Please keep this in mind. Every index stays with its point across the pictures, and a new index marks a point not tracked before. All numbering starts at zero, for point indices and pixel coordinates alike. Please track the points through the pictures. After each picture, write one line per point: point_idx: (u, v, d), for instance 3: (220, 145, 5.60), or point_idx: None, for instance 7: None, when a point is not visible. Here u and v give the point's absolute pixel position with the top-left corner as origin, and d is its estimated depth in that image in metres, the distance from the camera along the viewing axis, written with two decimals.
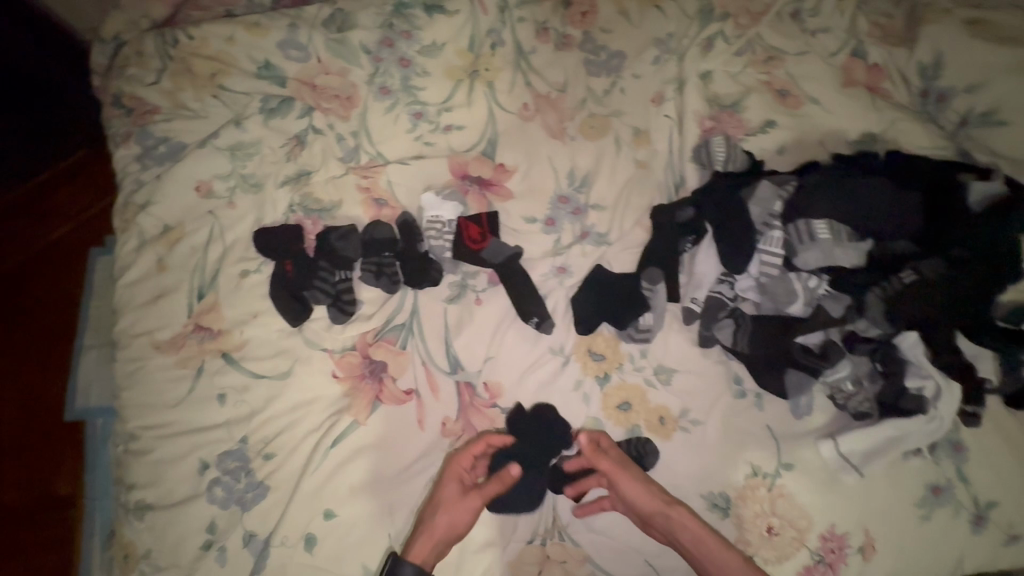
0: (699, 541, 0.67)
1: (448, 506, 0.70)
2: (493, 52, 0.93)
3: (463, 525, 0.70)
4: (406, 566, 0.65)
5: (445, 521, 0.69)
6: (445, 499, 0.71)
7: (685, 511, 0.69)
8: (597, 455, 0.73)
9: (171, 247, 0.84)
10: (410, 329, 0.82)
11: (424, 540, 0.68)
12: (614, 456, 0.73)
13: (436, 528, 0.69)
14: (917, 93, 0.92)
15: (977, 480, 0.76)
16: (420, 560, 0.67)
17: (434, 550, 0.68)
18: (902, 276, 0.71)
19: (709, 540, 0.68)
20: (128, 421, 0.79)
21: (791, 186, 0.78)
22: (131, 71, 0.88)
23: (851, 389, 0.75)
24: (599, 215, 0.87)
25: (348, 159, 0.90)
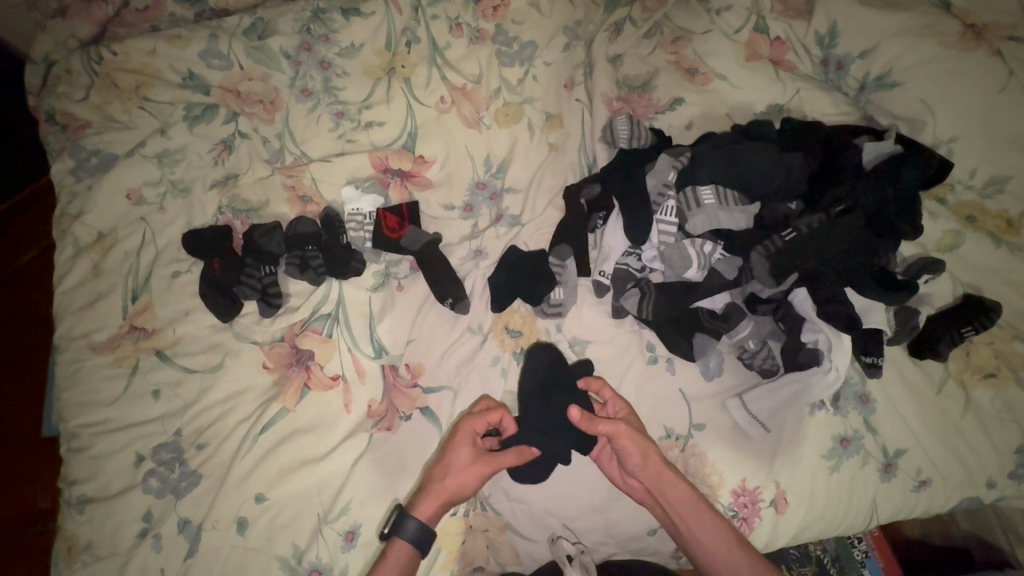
0: (683, 499, 0.69)
1: (458, 473, 0.71)
2: (408, 50, 0.96)
3: (469, 486, 0.71)
4: (410, 522, 0.68)
5: (455, 484, 0.70)
6: (455, 462, 0.71)
7: (676, 474, 0.70)
8: (598, 422, 0.69)
9: (105, 253, 0.89)
10: (336, 318, 0.85)
11: (430, 500, 0.70)
12: (617, 421, 0.69)
13: (444, 488, 0.70)
14: (819, 63, 0.95)
15: (884, 430, 0.78)
16: (425, 518, 0.69)
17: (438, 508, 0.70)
18: (783, 234, 0.75)
19: (694, 502, 0.69)
20: (69, 420, 0.83)
21: (685, 157, 0.81)
22: (60, 88, 0.93)
23: (754, 347, 0.78)
24: (513, 198, 0.91)
25: (274, 160, 0.94)
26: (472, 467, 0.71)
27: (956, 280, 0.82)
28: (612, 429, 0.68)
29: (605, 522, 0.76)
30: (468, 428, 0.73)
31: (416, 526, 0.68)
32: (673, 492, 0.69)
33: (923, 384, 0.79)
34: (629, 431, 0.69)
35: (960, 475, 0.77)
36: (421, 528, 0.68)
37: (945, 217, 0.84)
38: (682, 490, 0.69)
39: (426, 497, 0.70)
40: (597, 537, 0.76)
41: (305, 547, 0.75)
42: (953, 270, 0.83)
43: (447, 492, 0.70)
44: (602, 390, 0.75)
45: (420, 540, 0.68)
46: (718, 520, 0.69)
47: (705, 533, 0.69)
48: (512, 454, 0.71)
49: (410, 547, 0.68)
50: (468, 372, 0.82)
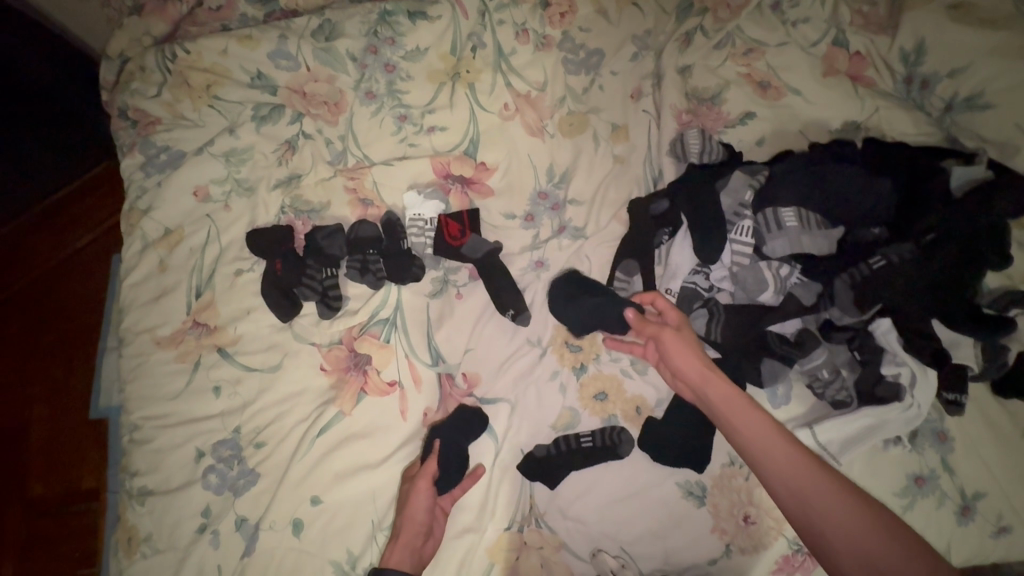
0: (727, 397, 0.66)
1: (413, 505, 0.71)
2: (474, 55, 0.95)
3: (418, 518, 0.71)
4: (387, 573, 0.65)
5: (408, 516, 0.71)
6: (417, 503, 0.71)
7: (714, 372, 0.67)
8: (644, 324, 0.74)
9: (171, 248, 0.90)
10: (394, 323, 0.84)
11: (399, 547, 0.69)
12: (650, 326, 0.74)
13: (402, 529, 0.70)
14: (900, 80, 0.91)
15: (962, 470, 0.74)
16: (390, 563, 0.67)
17: (411, 554, 0.69)
18: (870, 262, 0.71)
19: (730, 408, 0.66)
20: (132, 412, 0.84)
21: (762, 175, 0.79)
22: (134, 85, 0.94)
23: (828, 377, 0.74)
24: (576, 209, 0.89)
25: (336, 161, 0.94)
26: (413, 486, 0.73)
27: None
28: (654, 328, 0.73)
29: (664, 550, 0.73)
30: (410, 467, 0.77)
31: (388, 569, 0.65)
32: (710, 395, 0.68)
33: (1007, 426, 0.75)
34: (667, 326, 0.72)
35: None
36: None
37: None
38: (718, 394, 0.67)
39: (394, 544, 0.69)
40: (655, 564, 0.73)
41: (358, 553, 0.75)
42: None
43: (411, 531, 0.70)
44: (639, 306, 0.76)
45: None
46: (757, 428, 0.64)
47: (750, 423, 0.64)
48: (432, 460, 0.73)
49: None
50: (526, 383, 0.81)
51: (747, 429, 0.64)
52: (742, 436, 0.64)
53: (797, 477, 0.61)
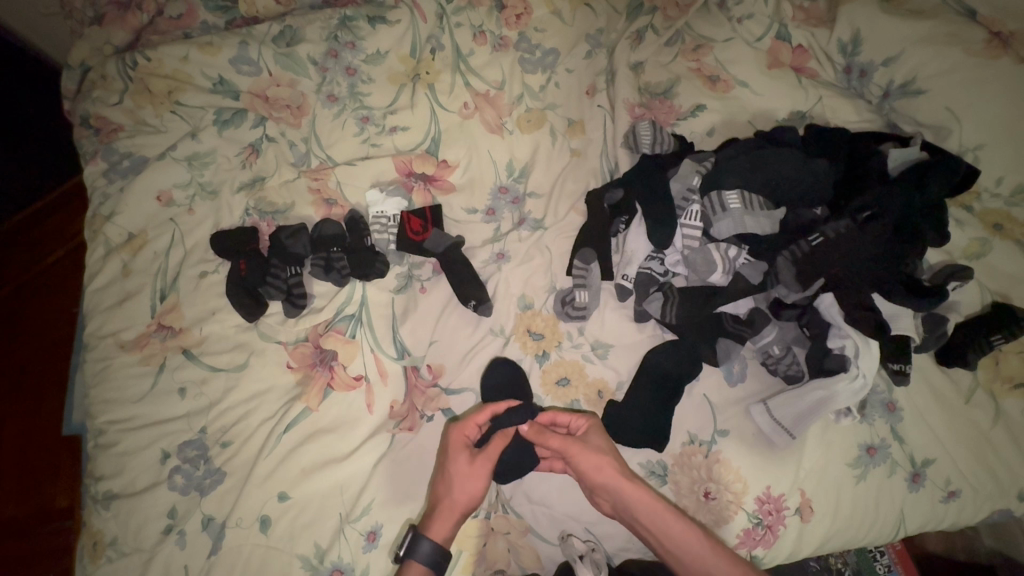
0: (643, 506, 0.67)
1: (473, 483, 0.71)
2: (433, 56, 0.97)
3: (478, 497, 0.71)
4: (424, 543, 0.67)
5: (466, 495, 0.70)
6: (456, 473, 0.71)
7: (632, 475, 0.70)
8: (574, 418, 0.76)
9: (135, 253, 0.90)
10: (359, 319, 0.85)
11: (443, 521, 0.69)
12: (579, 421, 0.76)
13: (457, 506, 0.70)
14: (840, 70, 0.96)
15: (911, 439, 0.77)
16: (441, 539, 0.68)
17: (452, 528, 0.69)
18: (810, 239, 0.75)
19: (655, 509, 0.67)
20: (96, 416, 0.84)
21: (709, 163, 0.82)
22: (96, 93, 0.95)
23: (780, 352, 0.78)
24: (536, 202, 0.92)
25: (300, 163, 0.96)
26: (475, 467, 0.71)
27: (983, 288, 0.81)
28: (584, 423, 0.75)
29: (627, 528, 0.75)
30: (464, 433, 0.73)
31: (423, 540, 0.67)
32: (632, 500, 0.67)
33: (951, 393, 0.78)
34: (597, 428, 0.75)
35: (991, 486, 0.75)
36: (435, 549, 0.67)
37: (971, 225, 0.83)
38: (641, 492, 0.68)
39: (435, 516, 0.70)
40: (619, 543, 0.75)
41: (326, 547, 0.75)
42: (979, 277, 0.82)
43: (459, 506, 0.70)
44: (557, 416, 0.76)
45: (438, 560, 0.67)
46: (689, 524, 0.66)
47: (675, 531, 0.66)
48: (495, 445, 0.73)
49: (428, 568, 0.67)
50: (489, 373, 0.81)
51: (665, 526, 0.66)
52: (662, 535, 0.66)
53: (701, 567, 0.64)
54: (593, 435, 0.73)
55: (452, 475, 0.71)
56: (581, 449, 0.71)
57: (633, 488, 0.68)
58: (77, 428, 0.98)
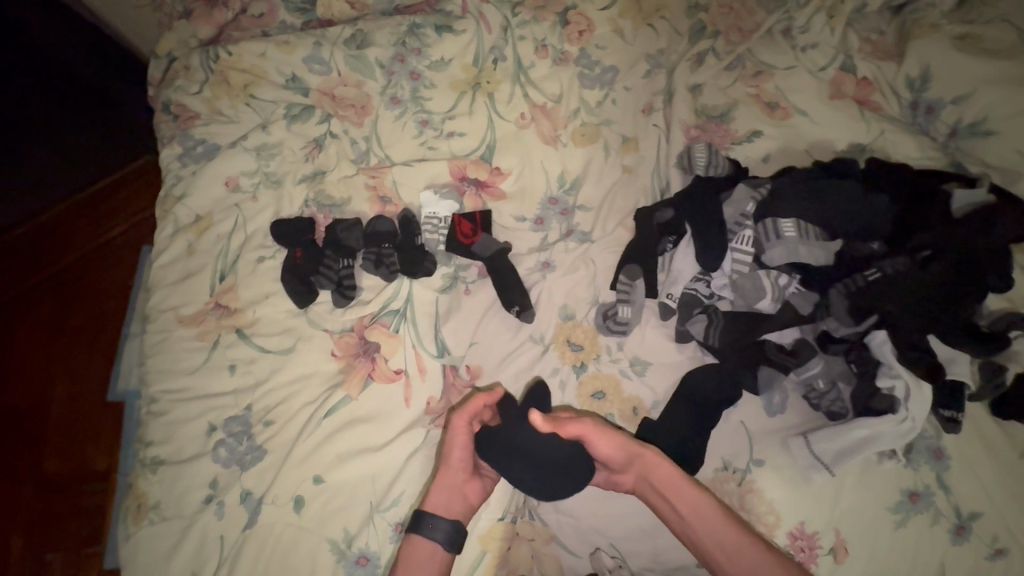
0: (669, 485, 0.68)
1: (461, 447, 0.73)
2: (495, 67, 1.00)
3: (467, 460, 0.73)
4: (424, 515, 0.69)
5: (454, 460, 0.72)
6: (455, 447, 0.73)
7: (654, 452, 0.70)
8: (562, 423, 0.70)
9: (200, 233, 0.96)
10: (403, 314, 0.88)
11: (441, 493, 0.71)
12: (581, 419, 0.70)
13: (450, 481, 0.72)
14: (906, 106, 0.94)
15: (957, 489, 0.74)
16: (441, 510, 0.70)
17: (452, 502, 0.71)
18: (866, 273, 0.74)
19: (672, 476, 0.68)
20: (151, 384, 0.89)
21: (765, 189, 0.82)
22: (178, 82, 1.02)
23: (824, 387, 0.76)
24: (584, 215, 0.93)
25: (359, 160, 0.99)
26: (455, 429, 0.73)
27: None
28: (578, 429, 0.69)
29: (652, 548, 0.74)
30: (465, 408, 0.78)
31: (424, 514, 0.69)
32: (660, 478, 0.68)
33: (1005, 447, 0.75)
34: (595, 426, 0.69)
35: None
36: (444, 526, 0.68)
37: None
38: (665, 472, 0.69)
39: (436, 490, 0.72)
40: (643, 562, 0.74)
41: (355, 533, 0.77)
42: None
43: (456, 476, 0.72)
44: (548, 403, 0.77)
45: (441, 536, 0.68)
46: (699, 493, 0.66)
47: (691, 516, 0.65)
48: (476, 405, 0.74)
49: (437, 544, 0.68)
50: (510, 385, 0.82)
51: (685, 515, 0.66)
52: (686, 527, 0.66)
53: (717, 538, 0.64)
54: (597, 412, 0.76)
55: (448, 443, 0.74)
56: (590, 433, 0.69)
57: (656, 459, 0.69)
58: (120, 396, 1.10)
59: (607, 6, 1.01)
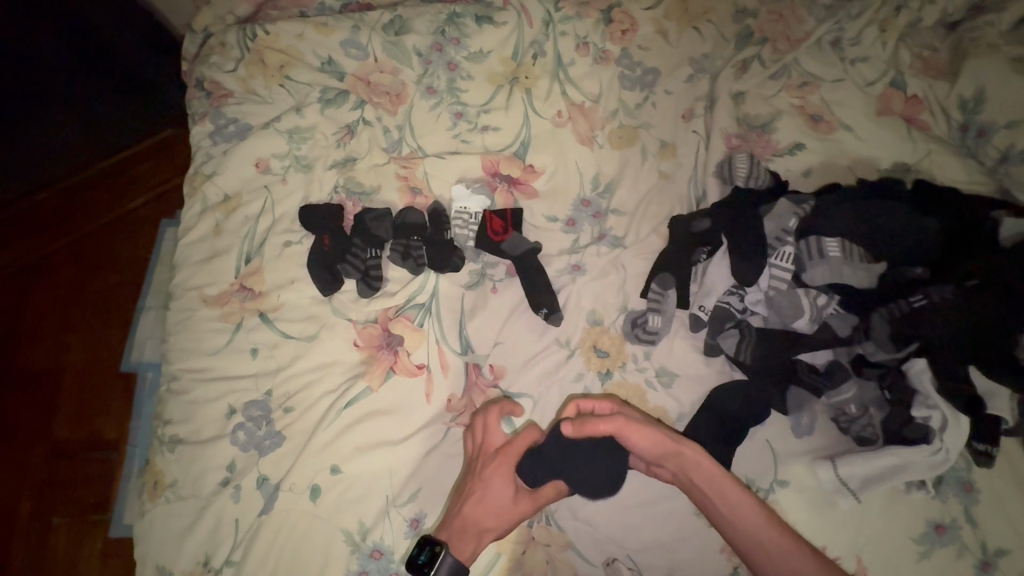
0: (708, 478, 0.68)
1: (506, 517, 0.71)
2: (534, 62, 0.98)
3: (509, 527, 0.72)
4: (447, 557, 0.66)
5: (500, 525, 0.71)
6: (498, 507, 0.71)
7: (696, 446, 0.70)
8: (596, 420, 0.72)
9: (228, 214, 0.95)
10: (429, 309, 0.87)
11: (469, 540, 0.69)
12: (616, 415, 0.72)
13: (484, 530, 0.70)
14: (956, 127, 0.92)
15: (987, 524, 0.72)
16: (465, 557, 0.68)
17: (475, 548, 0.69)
18: (911, 299, 0.72)
19: (711, 472, 0.68)
20: (173, 362, 0.89)
21: (808, 206, 0.81)
22: (213, 58, 1.01)
23: (856, 412, 0.75)
24: (617, 219, 0.92)
25: (391, 149, 0.98)
26: (518, 501, 0.72)
27: None
28: (612, 425, 0.71)
29: (669, 561, 0.73)
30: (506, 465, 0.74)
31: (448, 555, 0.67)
32: (697, 473, 0.69)
33: None
34: (630, 421, 0.71)
35: None
36: (455, 564, 0.67)
37: None
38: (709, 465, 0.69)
39: (462, 534, 0.70)
40: None
41: (370, 526, 0.76)
42: None
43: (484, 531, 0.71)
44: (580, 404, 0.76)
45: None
46: (745, 492, 0.67)
47: (732, 513, 0.66)
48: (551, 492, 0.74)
49: None
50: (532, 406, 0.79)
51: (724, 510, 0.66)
52: (723, 519, 0.66)
53: (756, 544, 0.64)
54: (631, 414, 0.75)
55: (491, 502, 0.72)
56: (627, 426, 0.71)
57: (695, 453, 0.69)
58: (138, 365, 1.13)
59: (652, 6, 0.99)
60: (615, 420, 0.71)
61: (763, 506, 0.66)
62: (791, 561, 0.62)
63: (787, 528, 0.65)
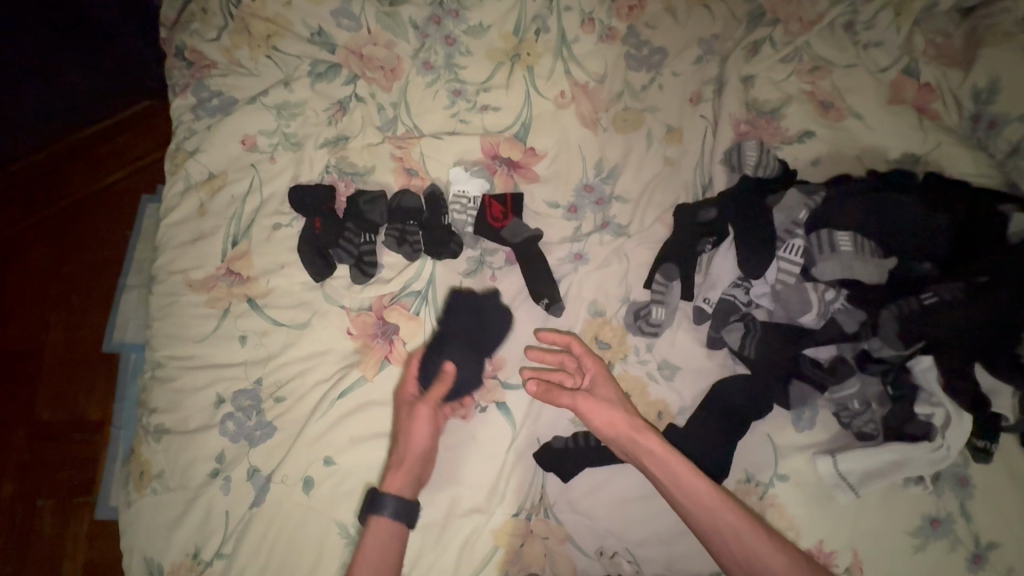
0: (660, 461, 0.66)
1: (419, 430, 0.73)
2: (536, 38, 0.94)
3: (424, 436, 0.73)
4: (385, 498, 0.67)
5: (415, 442, 0.72)
6: (404, 425, 0.74)
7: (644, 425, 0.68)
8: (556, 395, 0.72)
9: (213, 194, 0.90)
10: (425, 296, 0.84)
11: (397, 472, 0.71)
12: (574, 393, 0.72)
13: (406, 455, 0.72)
14: (967, 118, 0.90)
15: (980, 518, 0.72)
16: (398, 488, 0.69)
17: (408, 477, 0.70)
18: (922, 297, 0.71)
19: (664, 459, 0.65)
20: (157, 349, 0.85)
21: (818, 197, 0.79)
22: (194, 26, 0.95)
23: (857, 408, 0.74)
24: (621, 206, 0.89)
25: (385, 128, 0.93)
26: (417, 412, 0.74)
27: None
28: (569, 400, 0.71)
29: (667, 555, 0.73)
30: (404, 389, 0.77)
31: (380, 491, 0.68)
32: (650, 456, 0.66)
33: None
34: (586, 399, 0.71)
35: None
36: (397, 499, 0.67)
37: None
38: (656, 444, 0.66)
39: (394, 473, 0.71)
40: (656, 569, 0.73)
41: None
42: None
43: (411, 456, 0.72)
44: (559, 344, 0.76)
45: (400, 510, 0.67)
46: (699, 475, 0.64)
47: (686, 498, 0.64)
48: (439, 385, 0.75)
49: (393, 521, 0.67)
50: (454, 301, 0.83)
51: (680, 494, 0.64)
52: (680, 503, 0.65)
53: (713, 528, 0.62)
54: (601, 385, 0.72)
55: (404, 423, 0.74)
56: (585, 404, 0.70)
57: (645, 434, 0.67)
58: (116, 347, 1.09)
59: None
60: (570, 398, 0.71)
61: (716, 487, 0.64)
62: (750, 545, 0.60)
63: (742, 510, 0.62)
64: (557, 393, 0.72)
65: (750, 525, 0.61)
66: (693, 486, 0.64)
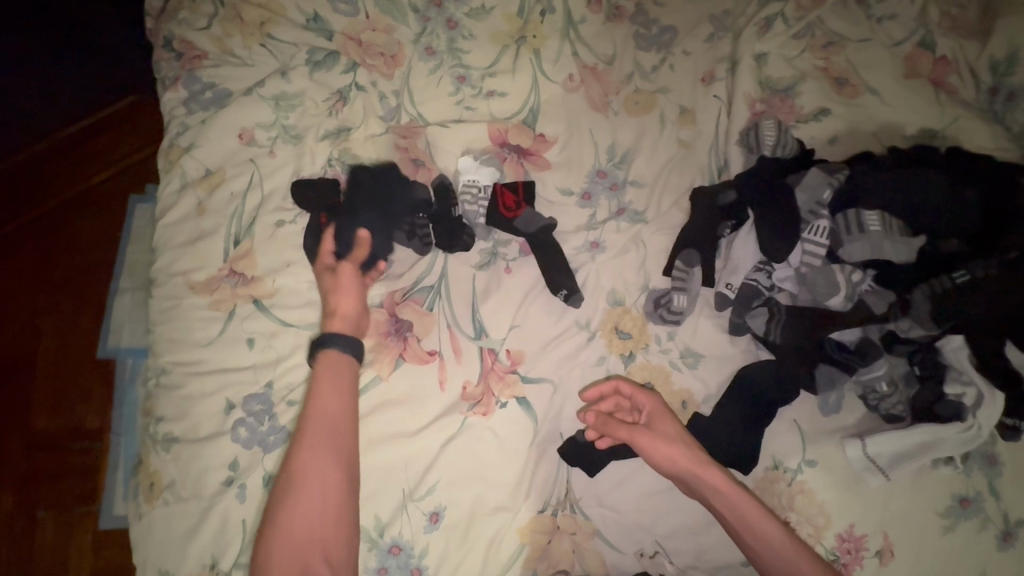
0: (724, 499, 0.65)
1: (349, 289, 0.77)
2: (542, 19, 0.90)
3: (352, 293, 0.76)
4: (330, 341, 0.71)
5: (345, 296, 0.76)
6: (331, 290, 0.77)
7: (706, 461, 0.67)
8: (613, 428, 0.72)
9: (211, 191, 0.86)
10: (438, 291, 0.81)
11: (334, 322, 0.74)
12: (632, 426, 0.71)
13: (340, 310, 0.75)
14: (984, 91, 0.88)
15: (1010, 496, 0.72)
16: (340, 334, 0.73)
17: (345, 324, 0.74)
18: (953, 275, 0.69)
19: (729, 497, 0.65)
20: (161, 355, 0.82)
21: (842, 176, 0.77)
22: (183, 15, 0.90)
23: (886, 390, 0.73)
24: (635, 192, 0.86)
25: (388, 117, 0.90)
26: (341, 273, 0.78)
27: None
28: (627, 435, 0.71)
29: (696, 545, 0.72)
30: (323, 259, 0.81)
31: (327, 334, 0.72)
32: (714, 493, 0.66)
33: None
34: (644, 434, 0.70)
35: None
36: (342, 338, 0.71)
37: None
38: (720, 480, 0.66)
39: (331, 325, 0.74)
40: (686, 560, 0.72)
41: (387, 521, 0.72)
42: None
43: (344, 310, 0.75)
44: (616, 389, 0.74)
45: (346, 350, 0.71)
46: (765, 514, 0.64)
47: (752, 538, 0.63)
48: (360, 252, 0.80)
49: (340, 356, 0.71)
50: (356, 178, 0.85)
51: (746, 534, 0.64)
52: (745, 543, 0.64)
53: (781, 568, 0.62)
54: (660, 420, 0.71)
55: (330, 288, 0.77)
56: (644, 439, 0.70)
57: (708, 470, 0.67)
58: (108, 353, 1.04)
59: None
60: (629, 432, 0.71)
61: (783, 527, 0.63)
62: None
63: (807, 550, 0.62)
64: (614, 427, 0.72)
65: (817, 567, 0.61)
66: (760, 524, 0.63)
